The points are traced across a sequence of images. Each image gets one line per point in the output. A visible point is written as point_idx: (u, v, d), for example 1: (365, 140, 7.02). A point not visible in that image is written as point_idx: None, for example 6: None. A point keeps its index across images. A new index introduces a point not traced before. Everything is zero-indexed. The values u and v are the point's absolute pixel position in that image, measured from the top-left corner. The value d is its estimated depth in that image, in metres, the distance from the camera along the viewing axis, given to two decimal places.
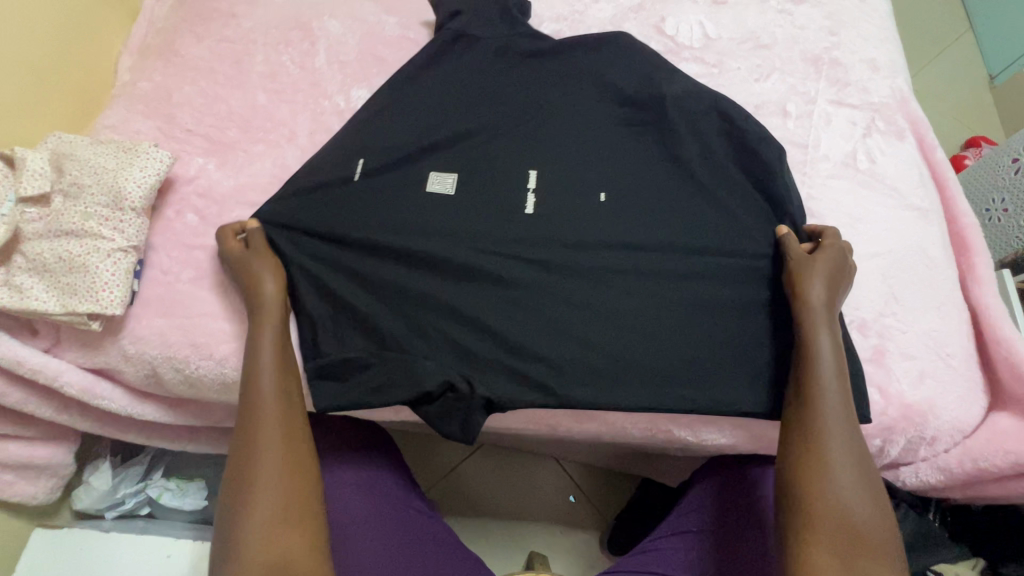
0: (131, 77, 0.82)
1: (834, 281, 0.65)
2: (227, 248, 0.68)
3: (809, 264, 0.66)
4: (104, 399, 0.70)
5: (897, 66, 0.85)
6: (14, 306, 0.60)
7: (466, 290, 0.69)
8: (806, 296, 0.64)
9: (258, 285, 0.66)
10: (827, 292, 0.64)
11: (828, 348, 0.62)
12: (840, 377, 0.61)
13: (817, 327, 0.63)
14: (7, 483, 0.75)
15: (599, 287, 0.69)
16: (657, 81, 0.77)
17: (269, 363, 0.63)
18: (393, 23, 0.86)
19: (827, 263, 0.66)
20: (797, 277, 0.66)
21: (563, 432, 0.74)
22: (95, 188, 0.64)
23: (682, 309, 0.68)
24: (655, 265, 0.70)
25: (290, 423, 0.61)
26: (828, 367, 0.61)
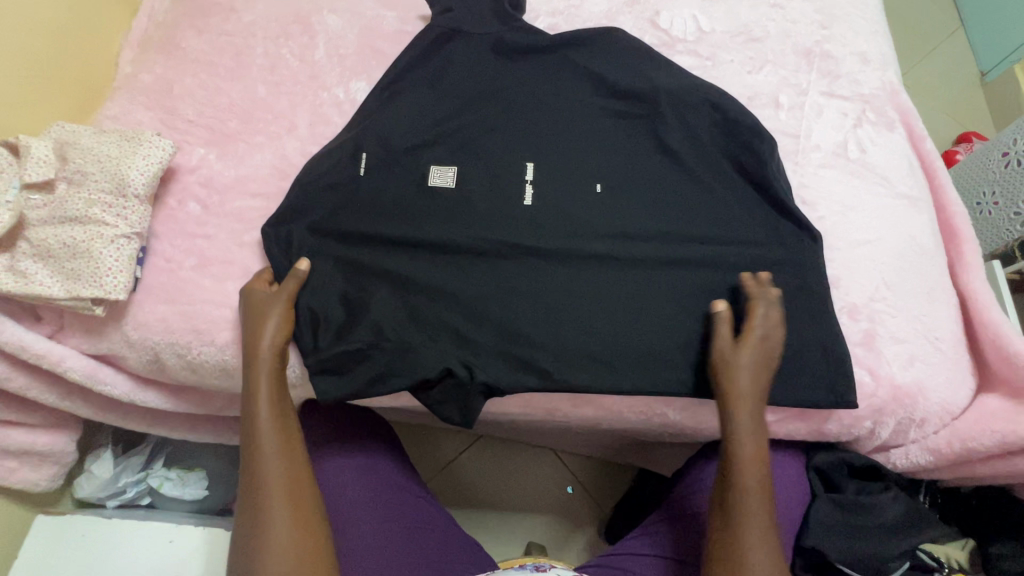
0: (132, 70, 0.83)
1: (759, 363, 0.63)
2: (253, 288, 0.67)
3: (732, 356, 0.63)
4: (108, 385, 0.71)
5: (887, 59, 0.87)
6: (19, 292, 0.61)
7: (467, 283, 0.70)
8: (728, 384, 0.63)
9: (260, 331, 0.64)
10: (754, 381, 0.63)
11: (751, 440, 0.62)
12: (759, 466, 0.62)
13: (739, 418, 0.62)
14: (9, 470, 0.76)
15: (599, 278, 0.70)
16: (650, 73, 0.79)
17: (269, 422, 0.62)
18: (391, 17, 0.87)
19: (752, 351, 0.63)
20: (722, 369, 0.63)
21: (560, 416, 0.75)
22: (100, 175, 0.65)
23: (682, 295, 0.70)
24: (653, 257, 0.71)
25: (295, 481, 0.61)
26: (749, 454, 0.62)
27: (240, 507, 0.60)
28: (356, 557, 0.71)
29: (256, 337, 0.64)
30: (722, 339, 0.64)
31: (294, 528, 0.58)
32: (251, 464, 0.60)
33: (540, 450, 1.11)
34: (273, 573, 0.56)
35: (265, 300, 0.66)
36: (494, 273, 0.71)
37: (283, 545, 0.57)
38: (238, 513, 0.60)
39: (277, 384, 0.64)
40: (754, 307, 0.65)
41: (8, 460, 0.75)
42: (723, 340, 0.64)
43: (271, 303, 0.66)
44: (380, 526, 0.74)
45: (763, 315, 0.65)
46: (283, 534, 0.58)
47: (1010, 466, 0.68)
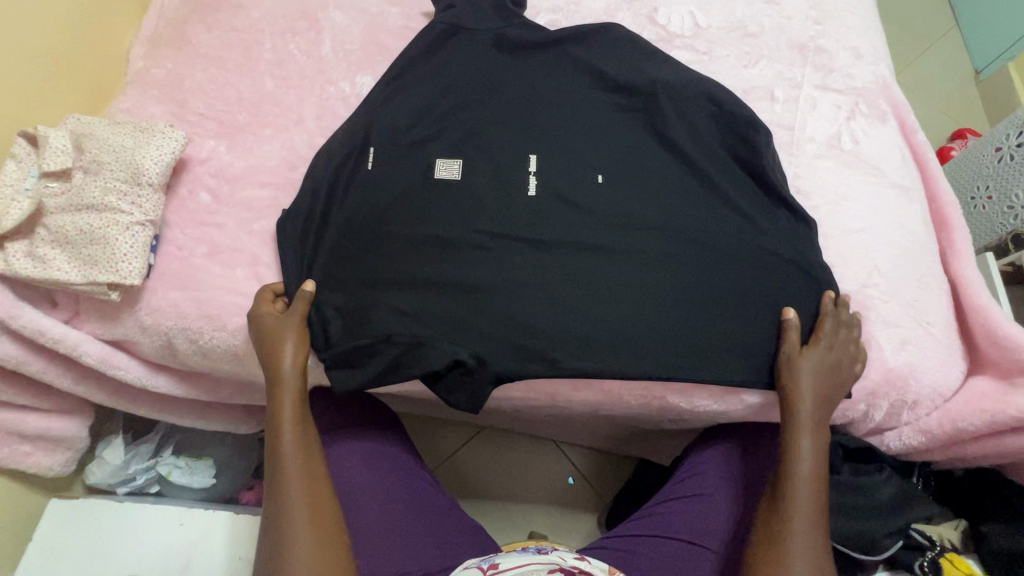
0: (144, 65, 0.86)
1: (827, 373, 0.67)
2: (262, 312, 0.68)
3: (797, 363, 0.67)
4: (121, 369, 0.74)
5: (880, 53, 0.89)
6: (38, 276, 0.64)
7: (473, 274, 0.71)
8: (792, 387, 0.67)
9: (281, 352, 0.68)
10: (817, 386, 0.66)
11: (807, 441, 0.66)
12: (815, 466, 0.66)
13: (801, 419, 0.66)
14: (25, 453, 0.79)
15: (603, 267, 0.71)
16: (649, 68, 0.81)
17: (292, 446, 0.66)
18: (396, 14, 0.89)
19: (817, 359, 0.67)
20: (786, 372, 0.67)
21: (562, 400, 0.77)
22: (114, 165, 0.68)
23: (687, 283, 0.70)
24: (656, 245, 0.72)
25: (315, 498, 0.65)
26: (805, 455, 0.66)
27: (265, 518, 0.65)
28: (364, 537, 0.73)
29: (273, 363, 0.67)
30: (788, 344, 0.68)
31: (315, 540, 0.62)
32: (275, 478, 0.65)
33: (542, 442, 1.13)
34: None
35: (279, 323, 0.68)
36: (501, 263, 0.71)
37: (306, 556, 0.61)
38: (262, 523, 0.65)
39: (298, 407, 0.68)
40: (825, 319, 0.69)
41: (24, 444, 0.78)
42: (791, 345, 0.68)
43: (288, 328, 0.68)
44: (384, 507, 0.76)
45: (833, 327, 0.68)
46: (305, 552, 0.61)
47: (998, 445, 0.71)
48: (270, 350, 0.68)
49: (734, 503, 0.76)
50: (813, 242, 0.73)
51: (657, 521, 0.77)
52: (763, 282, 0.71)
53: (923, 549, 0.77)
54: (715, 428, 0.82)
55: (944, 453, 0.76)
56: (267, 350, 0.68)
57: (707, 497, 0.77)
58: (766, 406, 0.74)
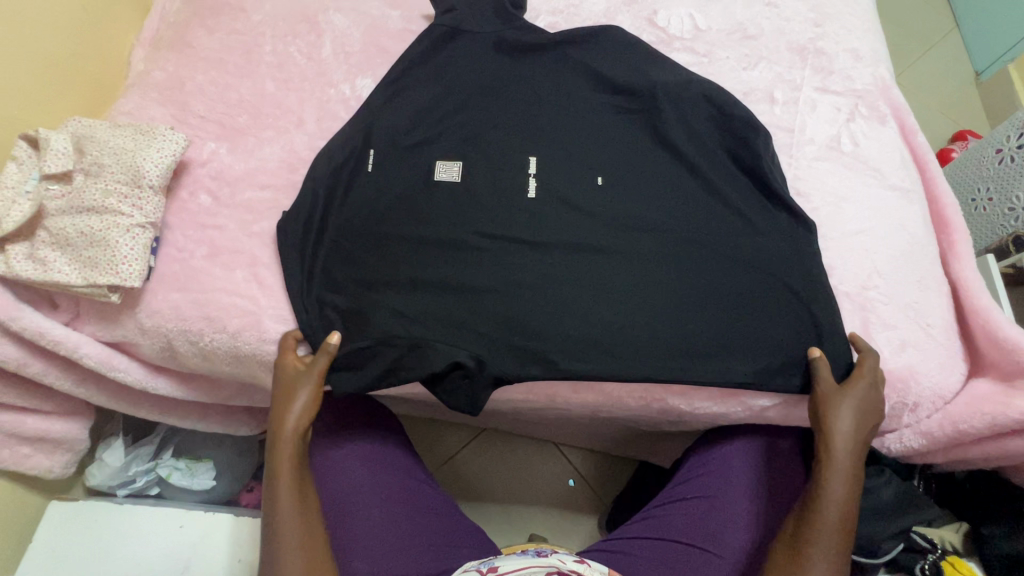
0: (145, 67, 0.86)
1: (862, 415, 0.66)
2: (286, 360, 0.67)
3: (836, 401, 0.65)
4: (121, 371, 0.74)
5: (880, 56, 0.89)
6: (39, 278, 0.65)
7: (473, 275, 0.71)
8: (829, 429, 0.65)
9: (289, 408, 0.66)
10: (856, 433, 0.65)
11: (838, 487, 0.65)
12: (844, 515, 0.64)
13: (836, 463, 0.65)
14: (25, 456, 0.79)
15: (603, 270, 0.71)
16: (648, 70, 0.81)
17: (288, 509, 0.64)
18: (396, 16, 0.89)
19: (854, 399, 0.65)
20: (823, 414, 0.66)
21: (561, 402, 0.76)
22: (114, 167, 0.68)
23: (687, 285, 0.70)
24: (655, 247, 0.72)
25: (313, 563, 0.62)
26: (834, 500, 0.64)
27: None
28: (364, 537, 0.73)
29: (279, 422, 0.66)
30: (827, 386, 0.66)
31: None
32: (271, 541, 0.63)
33: (541, 444, 1.13)
34: None
35: (294, 376, 0.66)
36: (499, 264, 0.71)
37: None
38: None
39: (296, 470, 0.66)
40: (864, 360, 0.67)
41: (24, 446, 0.79)
42: (828, 384, 0.66)
43: (305, 383, 0.66)
44: (385, 509, 0.76)
45: (873, 368, 0.67)
46: None
47: (999, 447, 0.71)
48: (281, 403, 0.66)
49: (733, 505, 0.76)
50: (810, 247, 0.72)
51: (660, 523, 0.77)
52: (764, 282, 0.70)
53: (923, 551, 0.76)
54: (726, 428, 0.81)
55: (946, 455, 0.76)
56: (280, 404, 0.66)
57: (704, 500, 0.77)
58: (766, 407, 0.73)
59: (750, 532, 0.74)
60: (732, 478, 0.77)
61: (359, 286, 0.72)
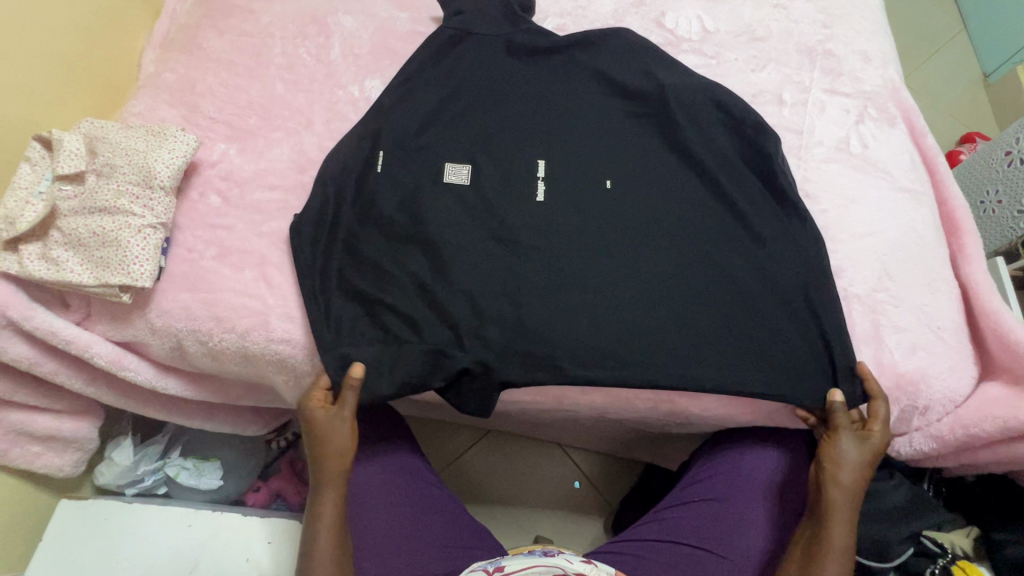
0: (156, 69, 0.86)
1: (866, 459, 0.65)
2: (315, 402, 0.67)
3: (837, 442, 0.66)
4: (131, 371, 0.74)
5: (888, 57, 0.89)
6: (51, 278, 0.65)
7: (479, 276, 0.71)
8: (830, 474, 0.65)
9: (326, 449, 0.67)
10: (860, 478, 0.65)
11: (841, 530, 0.63)
12: (845, 564, 0.62)
13: (836, 507, 0.64)
14: (36, 454, 0.80)
15: (611, 274, 0.71)
16: (658, 72, 0.80)
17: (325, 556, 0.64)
18: (405, 18, 0.89)
19: (863, 445, 0.65)
20: (828, 456, 0.66)
21: (569, 405, 0.76)
22: (126, 168, 0.69)
23: (693, 289, 0.70)
24: (662, 251, 0.72)
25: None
26: (840, 539, 0.63)
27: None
28: (374, 538, 0.74)
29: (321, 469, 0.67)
30: (840, 429, 0.65)
31: None
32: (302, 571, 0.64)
33: (547, 446, 1.12)
34: None
35: (328, 419, 0.67)
36: (504, 267, 0.71)
37: None
38: None
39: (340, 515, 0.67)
40: (876, 405, 0.66)
41: (34, 445, 0.79)
42: (839, 426, 0.65)
43: (340, 425, 0.67)
44: (392, 509, 0.76)
45: (883, 417, 0.66)
46: None
47: (1008, 452, 0.70)
48: (324, 449, 0.67)
49: (740, 507, 0.76)
50: (818, 250, 0.72)
51: (666, 526, 0.77)
52: (770, 284, 0.70)
53: (932, 555, 0.76)
54: (731, 430, 0.81)
55: (956, 459, 0.75)
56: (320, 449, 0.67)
57: (710, 501, 0.77)
58: (777, 410, 0.73)
59: (755, 533, 0.74)
60: (738, 477, 0.77)
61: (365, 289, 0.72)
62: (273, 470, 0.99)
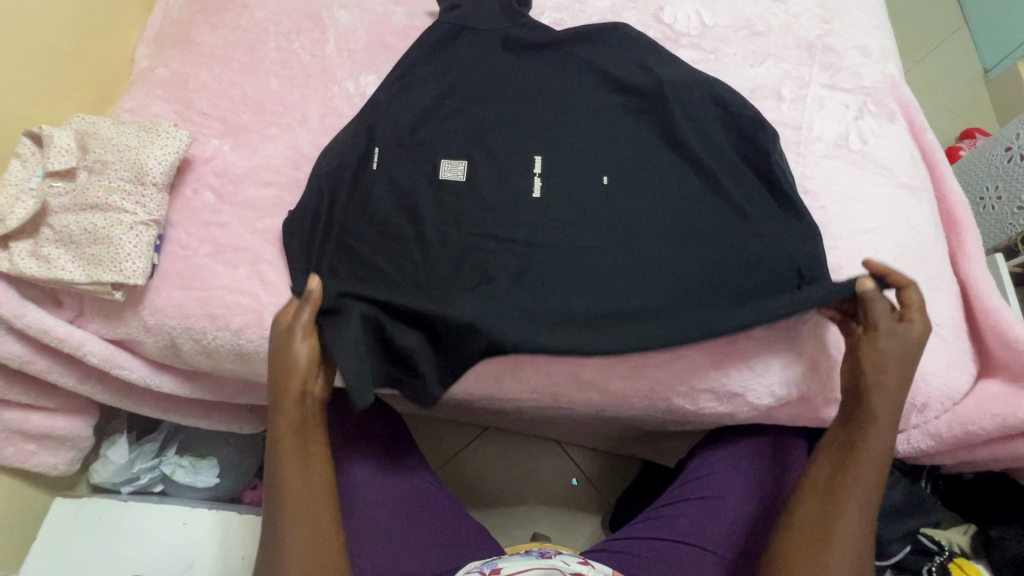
0: (149, 64, 0.86)
1: (906, 356, 0.62)
2: (277, 320, 0.65)
3: (878, 338, 0.62)
4: (125, 369, 0.74)
5: (888, 52, 0.88)
6: (43, 275, 0.65)
7: (470, 252, 0.72)
8: (873, 374, 0.62)
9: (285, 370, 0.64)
10: (901, 377, 0.62)
11: (882, 437, 0.62)
12: (882, 461, 0.62)
13: (880, 409, 0.62)
14: (30, 453, 0.79)
15: (599, 248, 0.71)
16: (656, 67, 0.80)
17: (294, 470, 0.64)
18: (401, 12, 0.88)
19: (902, 340, 0.62)
20: (868, 358, 0.62)
21: (566, 403, 0.74)
22: (118, 165, 0.68)
23: (682, 260, 0.70)
24: (651, 228, 0.72)
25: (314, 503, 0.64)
26: (875, 446, 0.62)
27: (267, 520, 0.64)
28: (371, 535, 0.74)
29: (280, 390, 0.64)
30: (879, 327, 0.62)
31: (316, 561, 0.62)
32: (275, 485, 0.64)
33: (544, 443, 1.12)
34: None
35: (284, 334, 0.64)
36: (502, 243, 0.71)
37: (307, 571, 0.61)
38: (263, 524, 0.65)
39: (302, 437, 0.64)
40: (911, 298, 0.63)
41: (29, 443, 0.79)
42: (880, 320, 0.62)
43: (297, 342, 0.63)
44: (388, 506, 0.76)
45: (913, 308, 0.63)
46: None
47: (1005, 449, 0.70)
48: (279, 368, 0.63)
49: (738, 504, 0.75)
50: (804, 225, 0.71)
51: (665, 522, 0.76)
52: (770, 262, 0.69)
53: (930, 552, 0.76)
54: (744, 426, 0.79)
55: (953, 456, 0.75)
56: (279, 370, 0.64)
57: (708, 500, 0.76)
58: (775, 408, 0.71)
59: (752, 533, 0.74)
60: (742, 474, 0.77)
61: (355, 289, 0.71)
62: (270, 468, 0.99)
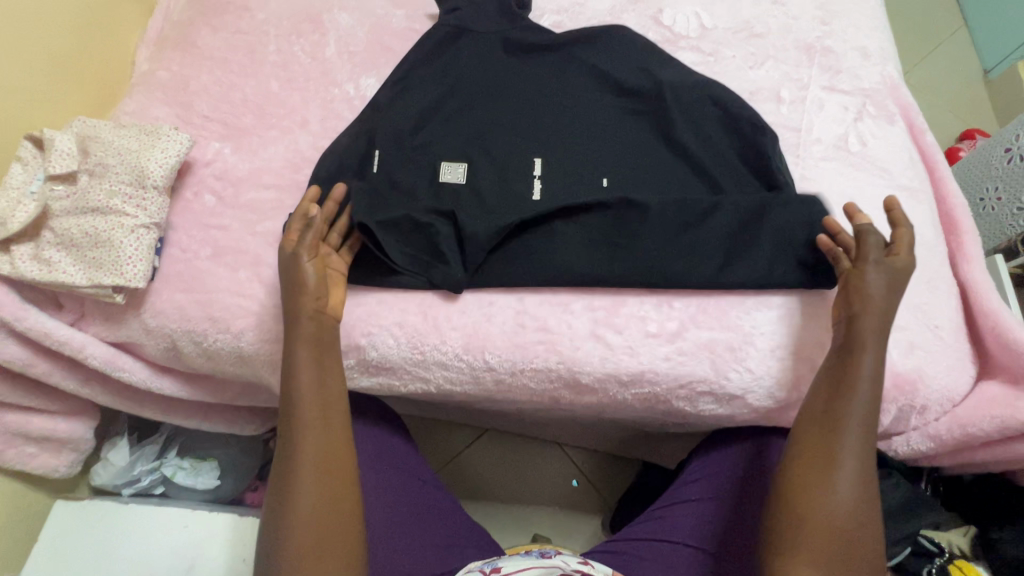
0: (150, 67, 0.86)
1: (894, 284, 0.63)
2: (284, 243, 0.67)
3: (866, 265, 0.63)
4: (126, 371, 0.74)
5: (888, 54, 0.88)
6: (44, 279, 0.65)
7: (461, 189, 0.75)
8: (861, 301, 0.62)
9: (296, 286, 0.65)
10: (888, 305, 0.62)
11: (871, 359, 0.59)
12: (877, 384, 0.59)
13: (866, 332, 0.60)
14: (31, 455, 0.80)
15: (586, 182, 0.75)
16: (655, 70, 0.80)
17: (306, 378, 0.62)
18: (400, 15, 0.89)
19: (889, 270, 0.62)
20: (857, 286, 0.62)
21: (565, 404, 0.73)
22: (119, 168, 0.68)
23: (661, 188, 0.75)
24: (632, 166, 0.77)
25: (323, 418, 0.61)
26: (868, 368, 0.59)
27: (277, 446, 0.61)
28: (382, 534, 0.73)
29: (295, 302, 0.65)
30: (867, 257, 0.63)
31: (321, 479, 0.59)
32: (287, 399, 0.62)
33: (544, 445, 1.12)
34: (303, 510, 0.57)
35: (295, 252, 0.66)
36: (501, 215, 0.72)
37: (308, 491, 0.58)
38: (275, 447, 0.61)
39: (315, 352, 0.64)
40: (902, 235, 0.65)
41: (30, 445, 0.79)
42: (868, 251, 0.63)
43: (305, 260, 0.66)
44: (400, 507, 0.76)
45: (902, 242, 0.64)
46: (308, 500, 0.58)
47: (1006, 452, 0.70)
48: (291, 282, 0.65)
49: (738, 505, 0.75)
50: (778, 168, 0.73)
51: (664, 525, 0.76)
52: (764, 225, 0.70)
53: (930, 555, 0.75)
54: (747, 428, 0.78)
55: (953, 458, 0.75)
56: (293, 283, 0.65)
57: (708, 501, 0.76)
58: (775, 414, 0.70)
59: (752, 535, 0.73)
60: (743, 479, 0.76)
61: (355, 285, 0.72)
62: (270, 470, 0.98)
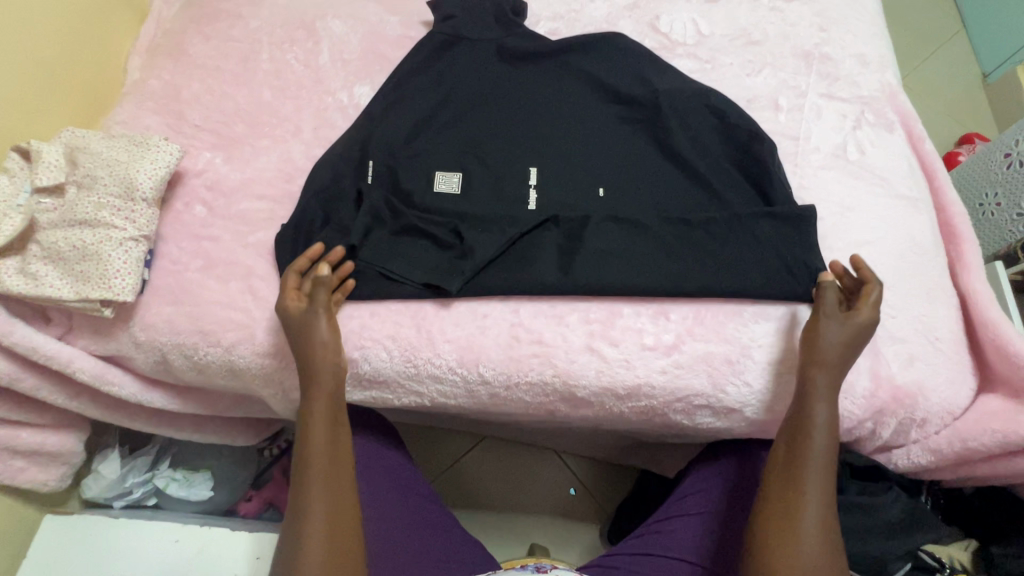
0: (141, 75, 0.85)
1: (853, 338, 0.62)
2: (286, 302, 0.65)
3: (824, 320, 0.62)
4: (115, 385, 0.73)
5: (887, 61, 0.87)
6: (30, 293, 0.64)
7: (458, 204, 0.74)
8: (813, 353, 0.62)
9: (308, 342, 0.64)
10: (842, 358, 0.61)
11: (825, 412, 0.60)
12: (832, 435, 0.59)
13: (817, 387, 0.60)
14: (20, 469, 0.79)
15: (583, 198, 0.74)
16: (651, 78, 0.79)
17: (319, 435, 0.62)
18: (394, 22, 0.88)
19: (848, 325, 0.62)
20: (811, 339, 0.62)
21: (562, 417, 0.72)
22: (107, 179, 0.67)
23: (661, 203, 0.74)
24: (632, 181, 0.75)
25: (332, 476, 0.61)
26: (821, 420, 0.59)
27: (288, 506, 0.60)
28: (381, 554, 0.72)
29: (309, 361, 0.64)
30: (824, 311, 0.63)
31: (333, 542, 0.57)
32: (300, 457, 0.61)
33: (541, 453, 1.11)
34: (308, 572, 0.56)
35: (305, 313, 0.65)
36: (498, 224, 0.72)
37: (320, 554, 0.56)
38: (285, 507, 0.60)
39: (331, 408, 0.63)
40: (868, 290, 0.64)
41: (19, 460, 0.78)
42: (826, 307, 0.63)
43: (319, 317, 0.64)
44: (398, 525, 0.75)
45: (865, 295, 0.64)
46: (316, 558, 0.56)
47: (1007, 466, 0.70)
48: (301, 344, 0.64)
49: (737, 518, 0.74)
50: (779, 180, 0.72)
51: (663, 539, 0.75)
52: (759, 240, 0.69)
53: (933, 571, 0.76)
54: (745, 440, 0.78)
55: (954, 471, 0.74)
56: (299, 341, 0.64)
57: (707, 514, 0.75)
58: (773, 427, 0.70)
59: None
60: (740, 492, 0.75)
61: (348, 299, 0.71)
62: (265, 479, 0.96)
